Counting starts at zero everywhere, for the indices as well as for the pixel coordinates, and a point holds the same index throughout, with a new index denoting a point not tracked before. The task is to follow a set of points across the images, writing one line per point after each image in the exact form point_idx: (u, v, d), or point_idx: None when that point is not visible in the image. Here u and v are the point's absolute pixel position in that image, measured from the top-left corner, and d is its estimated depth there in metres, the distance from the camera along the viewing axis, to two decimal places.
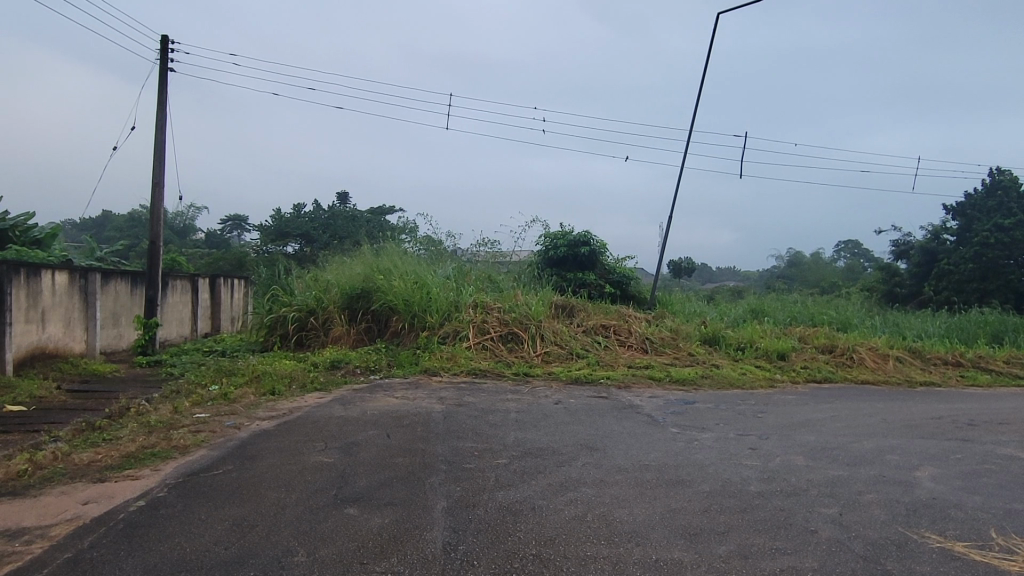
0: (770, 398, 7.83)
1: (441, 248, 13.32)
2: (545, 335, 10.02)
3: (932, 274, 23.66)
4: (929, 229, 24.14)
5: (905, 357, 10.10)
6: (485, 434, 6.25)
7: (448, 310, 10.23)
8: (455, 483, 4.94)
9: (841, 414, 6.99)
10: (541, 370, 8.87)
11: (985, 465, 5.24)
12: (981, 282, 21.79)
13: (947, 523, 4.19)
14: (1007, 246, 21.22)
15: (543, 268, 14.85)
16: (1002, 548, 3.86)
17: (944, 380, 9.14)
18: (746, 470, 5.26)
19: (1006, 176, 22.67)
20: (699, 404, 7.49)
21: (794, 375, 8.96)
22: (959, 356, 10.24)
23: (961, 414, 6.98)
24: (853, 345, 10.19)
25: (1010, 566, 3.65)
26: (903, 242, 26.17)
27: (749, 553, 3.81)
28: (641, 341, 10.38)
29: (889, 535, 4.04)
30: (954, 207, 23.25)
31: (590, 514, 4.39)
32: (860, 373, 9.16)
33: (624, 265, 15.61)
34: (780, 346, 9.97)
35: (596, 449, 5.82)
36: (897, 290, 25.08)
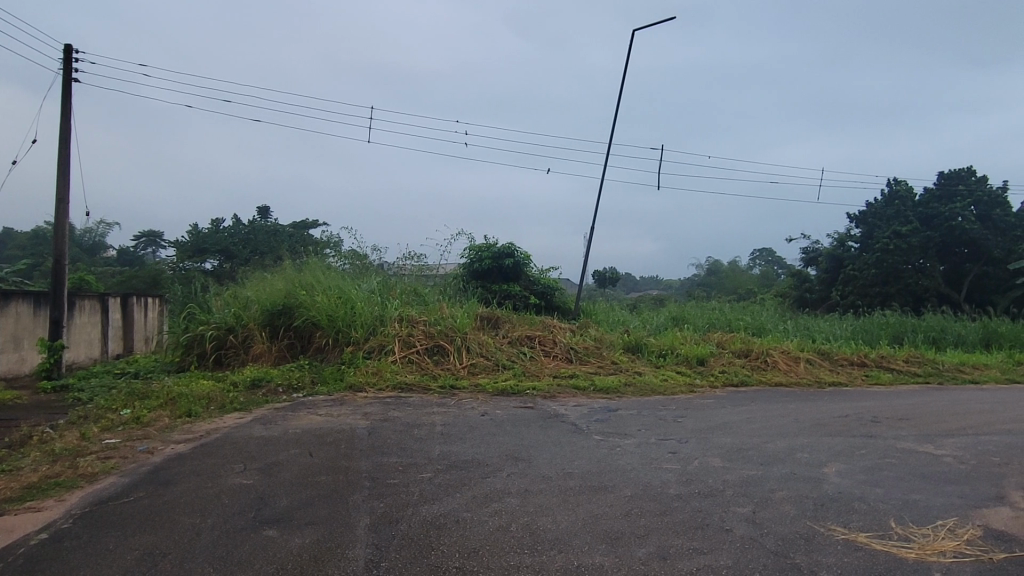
0: (690, 402, 8.07)
1: (364, 263, 13.17)
2: (471, 347, 10.03)
3: (839, 280, 24.88)
4: (835, 237, 25.46)
5: (815, 359, 10.56)
6: (410, 449, 6.19)
7: (373, 324, 10.11)
8: (378, 499, 4.87)
9: (755, 415, 7.26)
10: (467, 382, 8.85)
11: (886, 459, 5.53)
12: (883, 286, 22.95)
13: (851, 516, 4.41)
14: (906, 252, 22.50)
15: (468, 281, 14.86)
16: (900, 537, 4.08)
17: (850, 380, 9.61)
18: (666, 473, 5.39)
19: (902, 186, 24.14)
20: (622, 411, 7.63)
21: (712, 380, 9.24)
22: (863, 356, 10.79)
23: (865, 412, 7.35)
24: (767, 349, 10.60)
25: (907, 553, 3.86)
26: (812, 249, 27.45)
27: (668, 555, 3.91)
28: (566, 351, 10.51)
29: (798, 530, 4.21)
30: (857, 215, 24.62)
31: (514, 524, 4.41)
32: (774, 376, 9.53)
33: (549, 276, 15.80)
34: (699, 352, 10.28)
35: (520, 459, 5.85)
36: (808, 295, 26.28)
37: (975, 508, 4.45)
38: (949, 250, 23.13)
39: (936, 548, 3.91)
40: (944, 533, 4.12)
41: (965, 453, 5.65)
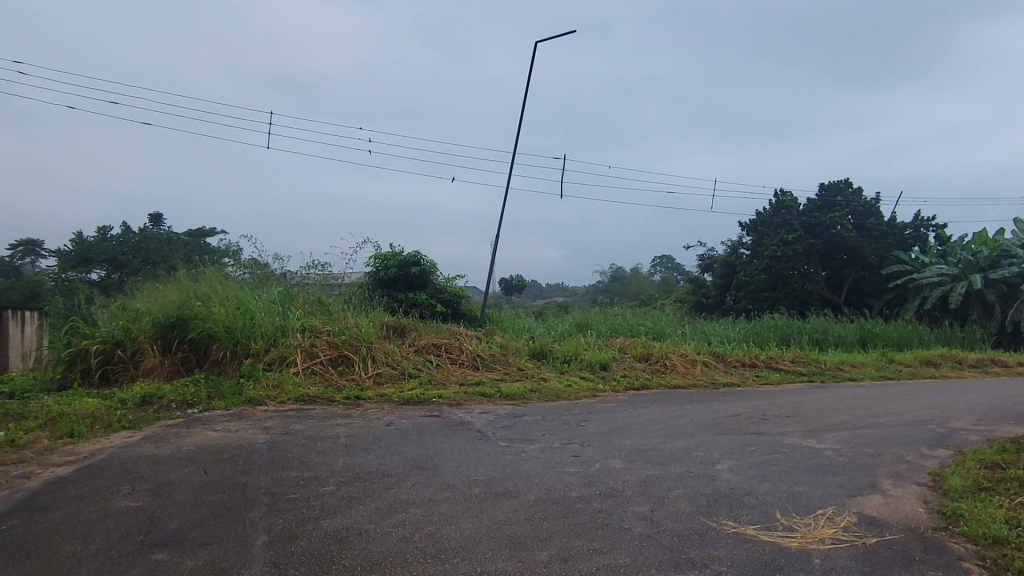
0: (593, 406, 8.26)
1: (265, 272, 12.79)
2: (376, 357, 9.90)
3: (732, 285, 26.10)
4: (728, 245, 26.71)
5: (710, 361, 11.02)
6: (312, 462, 6.04)
7: (274, 335, 9.82)
8: (277, 515, 4.73)
9: (655, 417, 7.51)
10: (372, 393, 8.71)
11: (774, 454, 5.84)
12: (771, 291, 24.24)
13: (741, 510, 4.63)
14: (792, 258, 23.82)
15: (373, 290, 14.65)
16: (785, 527, 4.32)
17: (742, 380, 10.10)
18: (568, 476, 5.50)
19: (788, 197, 25.57)
20: (527, 417, 7.72)
21: (614, 384, 9.48)
22: (754, 358, 11.36)
23: (756, 410, 7.74)
24: (666, 352, 10.99)
25: (791, 543, 4.09)
26: (707, 256, 28.64)
27: (569, 556, 3.98)
28: (472, 358, 10.54)
29: (692, 525, 4.38)
30: (747, 224, 25.91)
31: (417, 534, 4.38)
32: (672, 379, 9.89)
33: (455, 283, 15.79)
34: (601, 357, 10.52)
35: (426, 468, 5.82)
36: (704, 300, 27.46)
37: (851, 497, 4.78)
38: (831, 257, 24.67)
39: (816, 536, 4.17)
40: (824, 521, 4.39)
41: (843, 445, 6.04)
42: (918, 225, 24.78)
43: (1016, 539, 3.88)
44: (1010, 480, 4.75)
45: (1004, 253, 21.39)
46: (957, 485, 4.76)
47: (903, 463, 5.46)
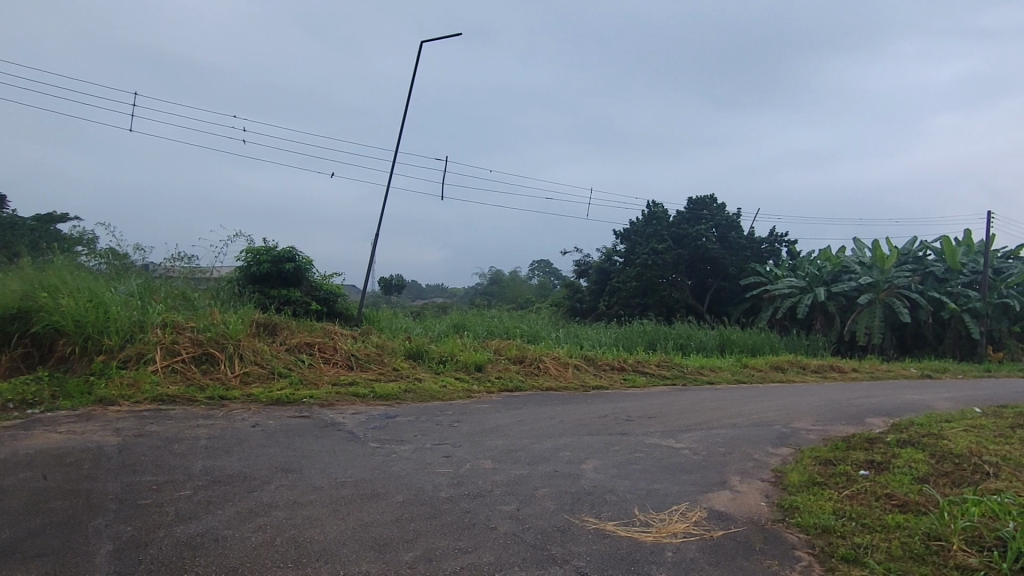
0: (467, 407, 8.33)
1: (124, 263, 11.96)
2: (244, 355, 9.49)
3: (605, 291, 27.07)
4: (603, 252, 27.70)
5: (582, 364, 11.38)
6: (168, 466, 5.71)
7: (130, 331, 9.20)
8: (125, 522, 4.44)
9: (526, 418, 7.68)
10: (238, 393, 8.35)
11: (636, 453, 6.12)
12: (641, 298, 25.32)
13: (602, 507, 4.82)
14: (661, 266, 25.01)
15: (243, 285, 14.05)
16: (642, 523, 4.54)
17: (611, 383, 10.50)
18: (438, 477, 5.51)
19: (659, 208, 26.84)
20: (401, 418, 7.66)
21: (489, 385, 9.59)
22: (623, 362, 11.83)
23: (622, 412, 8.08)
24: (540, 355, 11.24)
25: (646, 537, 4.30)
26: (583, 262, 29.53)
27: (433, 556, 4.00)
28: (346, 357, 10.33)
29: (555, 523, 4.52)
30: (622, 233, 26.97)
31: (279, 538, 4.25)
32: (546, 381, 10.13)
33: (331, 281, 15.43)
34: (476, 358, 10.61)
35: (292, 471, 5.65)
36: (579, 305, 28.31)
37: (703, 493, 5.09)
38: (696, 266, 26.11)
39: (669, 530, 4.41)
40: (677, 517, 4.64)
41: (699, 445, 6.42)
42: (773, 240, 26.70)
43: (841, 529, 4.28)
44: (839, 475, 5.23)
45: (844, 269, 23.41)
46: (795, 481, 5.18)
47: (750, 461, 5.88)
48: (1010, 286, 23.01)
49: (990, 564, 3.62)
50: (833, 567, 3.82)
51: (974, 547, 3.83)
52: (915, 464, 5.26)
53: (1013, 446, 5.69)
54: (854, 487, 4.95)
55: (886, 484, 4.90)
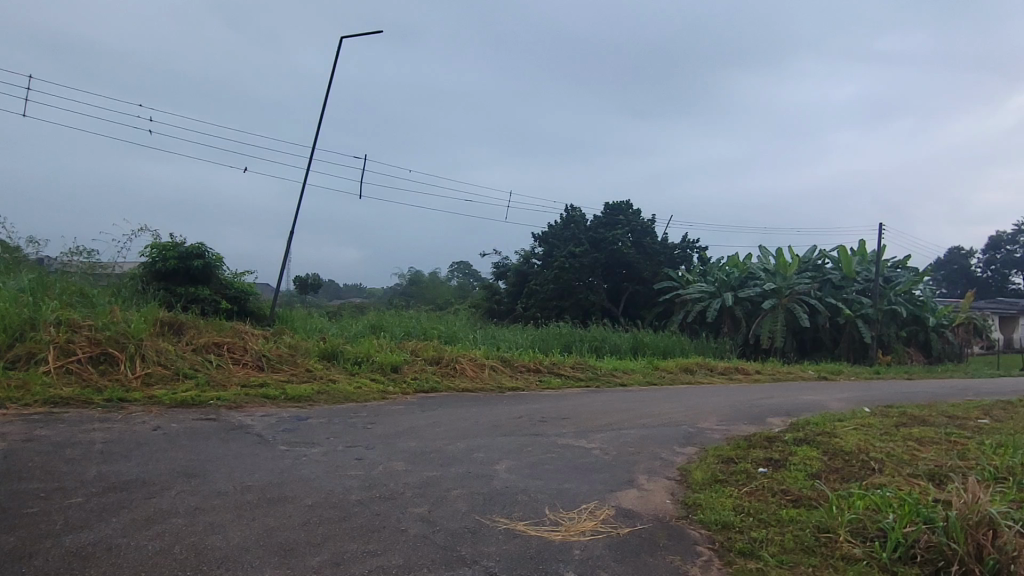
0: (382, 408, 8.24)
1: (15, 257, 11.21)
2: (147, 355, 9.07)
3: (523, 293, 27.32)
4: (522, 254, 27.93)
5: (498, 366, 11.44)
6: (58, 472, 5.39)
7: (20, 329, 8.64)
8: (8, 533, 4.16)
9: (441, 419, 7.66)
10: (139, 395, 7.97)
11: (548, 454, 6.21)
12: (558, 300, 25.65)
13: (513, 507, 4.86)
14: (578, 270, 25.42)
15: (147, 282, 13.45)
16: (551, 522, 4.61)
17: (527, 384, 10.61)
18: (349, 480, 5.42)
19: (578, 212, 27.26)
20: (312, 420, 7.49)
21: (404, 387, 9.50)
22: (539, 363, 11.96)
23: (537, 413, 8.16)
24: (456, 356, 11.23)
25: (555, 536, 4.37)
26: (502, 263, 29.70)
27: (341, 560, 3.93)
28: (256, 358, 10.02)
29: (466, 524, 4.53)
30: (540, 236, 27.27)
31: (178, 546, 4.09)
32: (462, 382, 10.13)
33: (243, 280, 14.95)
34: (392, 359, 10.50)
35: (194, 475, 5.44)
36: (497, 306, 28.47)
37: (612, 492, 5.21)
38: (612, 270, 26.68)
39: (578, 529, 4.49)
40: (585, 515, 4.74)
41: (609, 445, 6.56)
42: (686, 247, 27.59)
43: (739, 523, 4.47)
44: (739, 473, 5.45)
45: (750, 275, 24.46)
46: (698, 478, 5.38)
47: (657, 460, 6.05)
48: (899, 294, 24.63)
49: (872, 554, 3.87)
50: (731, 561, 3.99)
51: (858, 539, 4.08)
52: (808, 461, 5.55)
53: (896, 444, 6.09)
54: (753, 484, 5.18)
55: (782, 481, 5.15)
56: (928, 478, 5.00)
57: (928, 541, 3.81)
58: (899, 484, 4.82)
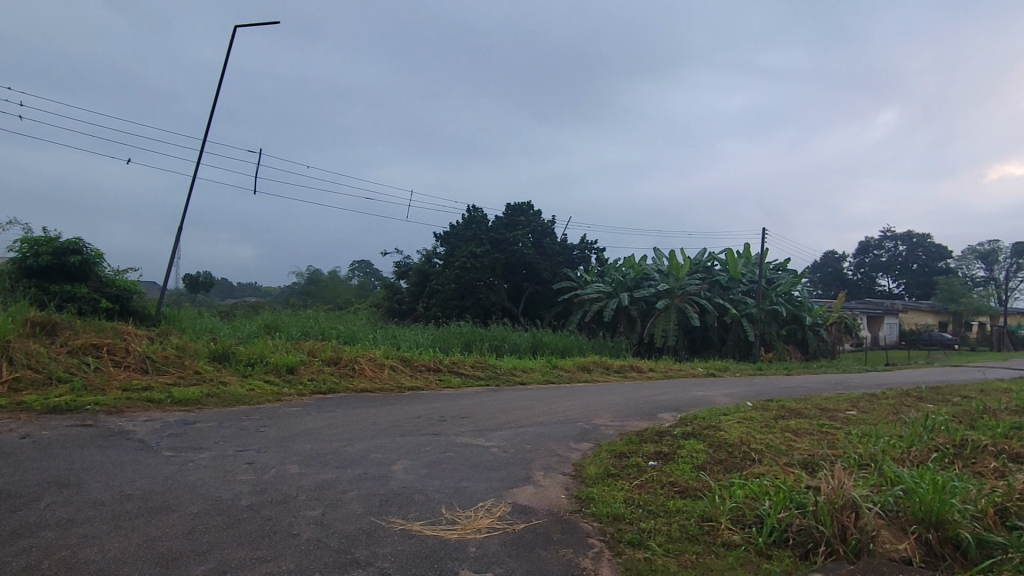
0: (276, 410, 8.00)
1: None
2: (15, 358, 8.42)
3: (425, 292, 27.15)
4: (423, 254, 27.75)
5: (398, 366, 11.32)
6: None
7: None
8: None
9: (339, 421, 7.51)
10: (5, 401, 7.38)
11: (446, 453, 6.22)
12: (460, 300, 25.64)
13: (410, 507, 4.84)
14: (479, 270, 25.48)
15: (16, 279, 12.51)
16: (448, 521, 4.62)
17: (426, 384, 10.56)
18: (239, 485, 5.24)
19: (479, 213, 27.29)
20: (200, 424, 7.18)
21: (300, 388, 9.26)
22: (439, 363, 11.92)
23: (437, 412, 8.15)
24: (355, 356, 11.02)
25: (451, 534, 4.38)
26: (403, 263, 29.40)
27: (228, 568, 3.79)
28: (140, 360, 9.49)
29: (361, 526, 4.47)
30: (442, 236, 27.16)
31: (48, 561, 3.82)
32: (360, 383, 9.96)
33: (126, 277, 14.12)
34: (288, 360, 10.19)
35: (68, 485, 5.10)
36: (398, 306, 28.20)
37: (509, 489, 5.28)
38: (513, 271, 26.93)
39: (474, 526, 4.52)
40: (482, 513, 4.78)
41: (508, 443, 6.64)
42: (584, 248, 28.22)
43: (629, 515, 4.64)
44: (631, 467, 5.65)
45: (645, 276, 25.31)
46: (592, 473, 5.54)
47: (553, 456, 6.18)
48: (779, 295, 26.15)
49: (750, 539, 4.10)
50: (621, 552, 4.12)
51: (738, 525, 4.32)
52: (695, 454, 5.81)
53: (775, 435, 6.48)
54: (643, 477, 5.38)
55: (670, 473, 5.37)
56: (801, 467, 5.34)
57: (799, 525, 4.08)
58: (775, 473, 5.13)
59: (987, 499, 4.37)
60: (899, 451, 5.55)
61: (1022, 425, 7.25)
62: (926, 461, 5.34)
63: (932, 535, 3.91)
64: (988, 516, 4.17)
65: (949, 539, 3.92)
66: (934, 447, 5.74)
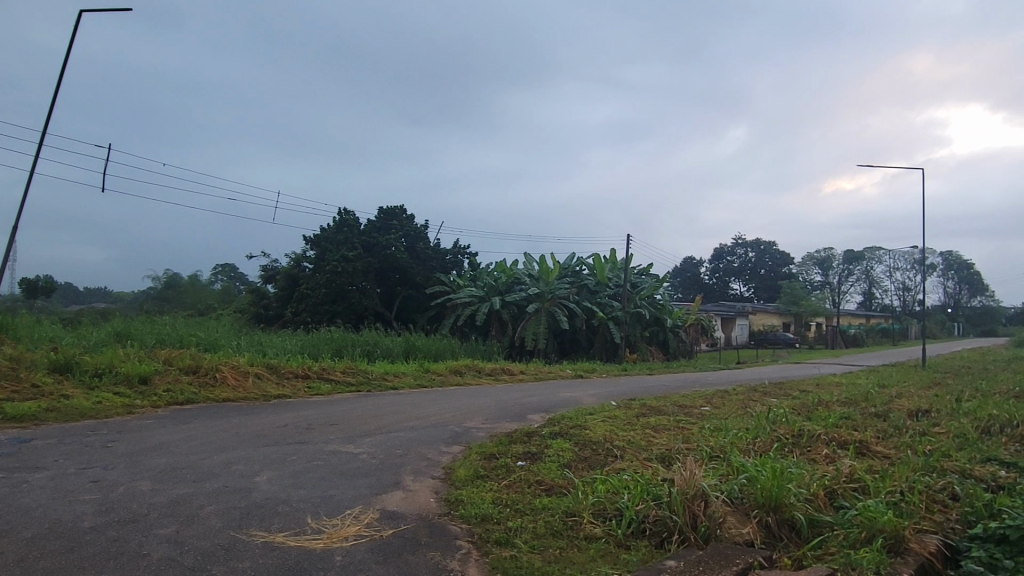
0: (127, 424, 7.48)
1: None
2: None
3: (293, 297, 26.25)
4: (291, 257, 26.79)
5: (263, 373, 10.88)
6: None
7: None
8: None
9: (197, 433, 7.12)
10: None
11: (314, 462, 6.05)
12: (331, 305, 25.01)
13: (273, 519, 4.68)
14: (351, 274, 24.93)
15: None
16: (313, 531, 4.50)
17: (294, 392, 10.22)
18: (82, 505, 4.85)
19: (351, 215, 26.68)
20: (38, 441, 6.58)
21: (154, 399, 8.69)
22: (307, 369, 11.56)
23: (304, 420, 7.93)
24: (216, 364, 10.48)
25: (316, 544, 4.28)
26: (271, 266, 28.25)
27: None
28: None
29: (219, 541, 4.28)
30: (311, 239, 26.32)
31: None
32: (222, 392, 9.49)
33: None
34: (141, 370, 9.53)
35: None
36: (265, 311, 27.11)
37: (377, 495, 5.22)
38: (386, 275, 26.58)
39: (341, 535, 4.44)
40: (349, 520, 4.70)
41: (377, 449, 6.57)
42: (457, 252, 28.33)
43: (497, 515, 4.71)
44: (500, 467, 5.74)
45: (516, 281, 25.78)
46: (461, 475, 5.58)
47: (423, 461, 6.17)
48: (642, 298, 27.45)
49: (610, 532, 4.29)
50: (487, 551, 4.18)
51: (600, 519, 4.51)
52: (561, 452, 6.00)
53: (636, 432, 6.81)
54: (511, 477, 5.49)
55: (537, 472, 5.51)
56: (659, 461, 5.65)
57: (655, 515, 4.31)
58: (635, 467, 5.39)
59: (818, 482, 4.80)
60: (746, 442, 6.00)
61: (851, 414, 8.03)
62: (767, 450, 5.80)
63: (771, 518, 4.24)
64: (819, 498, 4.59)
65: (785, 521, 4.28)
66: (776, 437, 6.25)
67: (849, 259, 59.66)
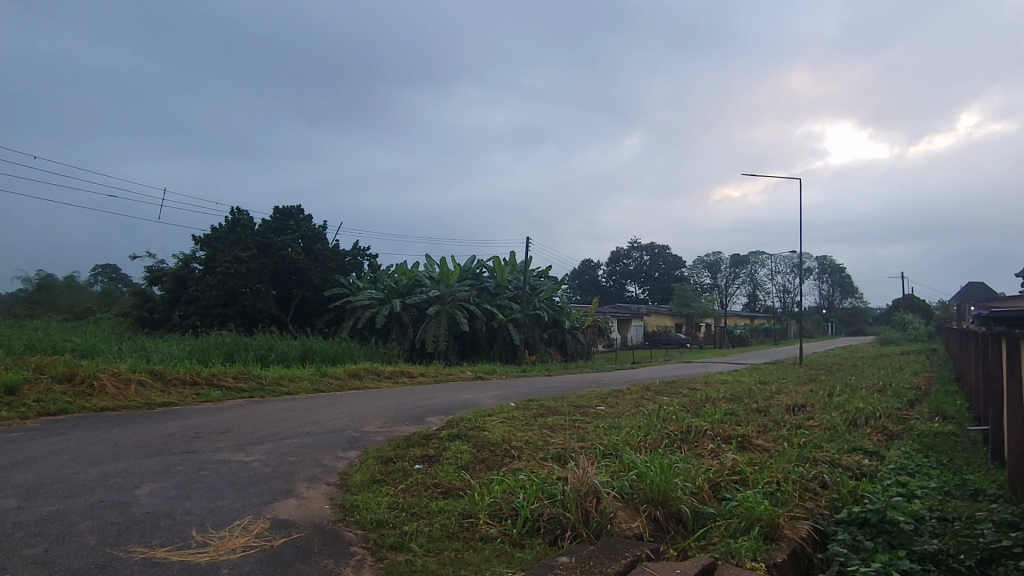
0: None
1: None
2: None
3: (181, 300, 25.03)
4: (179, 258, 25.52)
5: (147, 380, 10.32)
6: None
7: None
8: None
9: (71, 445, 6.66)
10: None
11: (201, 472, 5.80)
12: (222, 308, 24.06)
13: (154, 534, 4.45)
14: (244, 276, 24.03)
15: None
16: (198, 544, 4.31)
17: (181, 399, 9.74)
18: None
19: (244, 215, 25.71)
20: None
21: (22, 411, 8.06)
22: (196, 375, 11.04)
23: (191, 429, 7.56)
24: (94, 371, 9.84)
25: (201, 558, 4.10)
26: (156, 267, 26.78)
27: None
28: None
29: (94, 560, 4.02)
30: (201, 239, 25.16)
31: None
32: (100, 401, 8.92)
33: None
34: (8, 379, 8.79)
35: None
36: (150, 314, 25.71)
37: (268, 504, 5.06)
38: (281, 277, 25.78)
39: (228, 547, 4.27)
40: (237, 531, 4.53)
41: (270, 456, 6.36)
42: (356, 254, 27.83)
43: (393, 520, 4.67)
44: (396, 471, 5.69)
45: (417, 283, 25.62)
46: (356, 481, 5.49)
47: (318, 467, 6.03)
48: (541, 301, 27.87)
49: (505, 532, 4.33)
50: (382, 556, 4.13)
51: (495, 520, 4.55)
52: (459, 455, 6.01)
53: (533, 432, 6.92)
54: (408, 480, 5.45)
55: (434, 475, 5.50)
56: (554, 460, 5.76)
57: (550, 514, 4.40)
58: (531, 467, 5.48)
59: (703, 476, 5.04)
60: (638, 440, 6.20)
61: (735, 410, 8.46)
62: (657, 447, 6.03)
63: (659, 512, 4.42)
64: (703, 491, 4.81)
65: (672, 514, 4.46)
66: (666, 434, 6.50)
67: (736, 263, 62.71)
